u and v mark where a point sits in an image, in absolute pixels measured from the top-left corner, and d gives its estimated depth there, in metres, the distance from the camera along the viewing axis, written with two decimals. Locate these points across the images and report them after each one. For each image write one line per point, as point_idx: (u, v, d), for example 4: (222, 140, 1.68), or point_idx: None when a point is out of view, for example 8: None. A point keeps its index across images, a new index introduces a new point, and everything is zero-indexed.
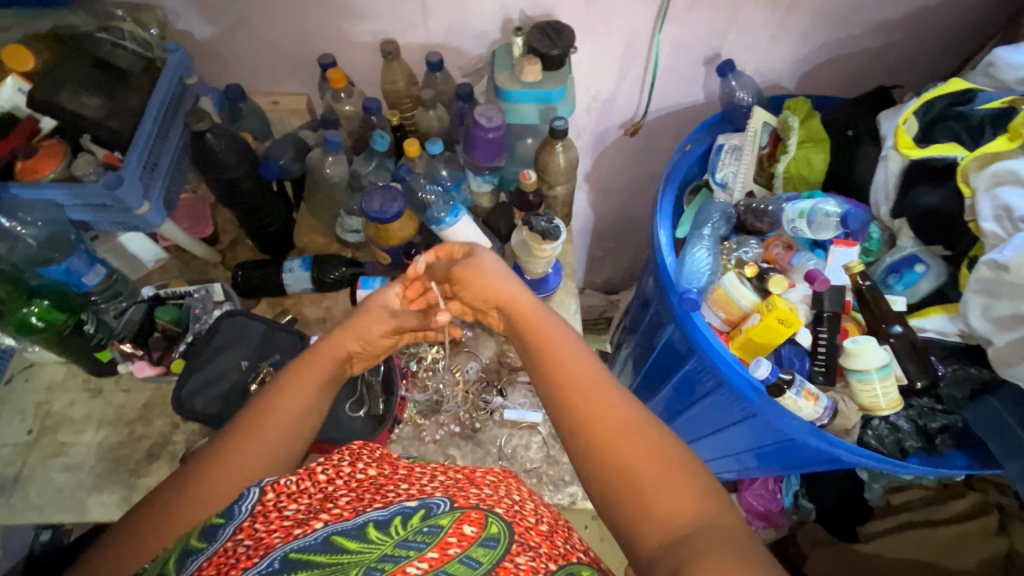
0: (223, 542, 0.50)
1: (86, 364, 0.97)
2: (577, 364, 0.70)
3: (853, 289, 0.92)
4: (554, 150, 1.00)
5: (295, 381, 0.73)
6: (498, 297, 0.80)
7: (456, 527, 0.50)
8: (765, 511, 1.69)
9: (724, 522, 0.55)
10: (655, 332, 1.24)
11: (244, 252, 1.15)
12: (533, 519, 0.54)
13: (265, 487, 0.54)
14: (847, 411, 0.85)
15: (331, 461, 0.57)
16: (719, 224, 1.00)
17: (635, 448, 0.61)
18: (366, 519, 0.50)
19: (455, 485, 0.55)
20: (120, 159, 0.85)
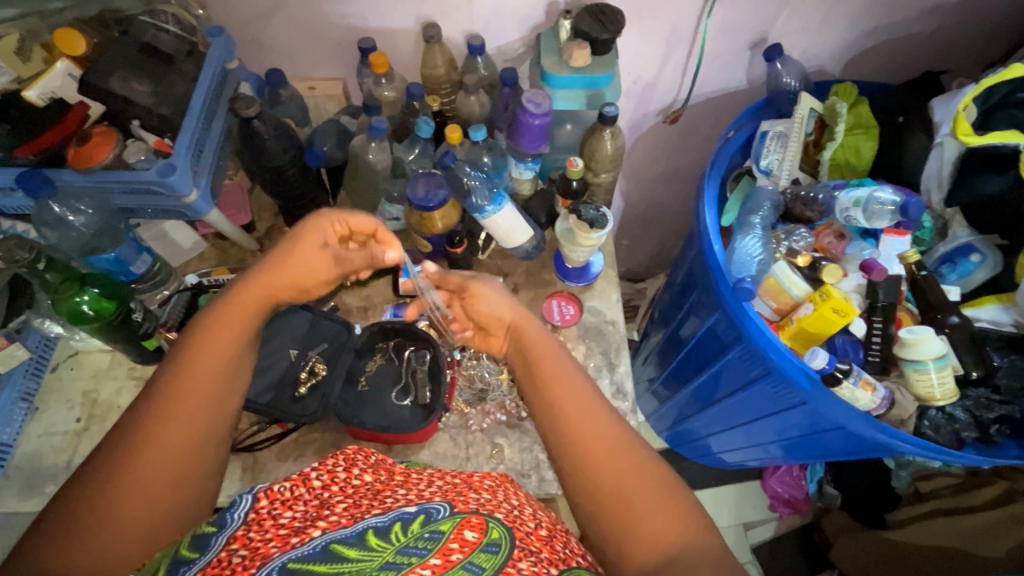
0: (217, 552, 0.51)
1: (133, 352, 0.96)
2: (574, 385, 0.73)
3: (908, 278, 0.92)
4: (603, 137, 0.98)
5: (210, 342, 0.69)
6: (511, 318, 0.81)
7: (457, 532, 0.52)
8: (789, 498, 1.71)
9: (705, 543, 0.62)
10: (691, 322, 1.22)
11: (282, 239, 1.14)
12: (532, 524, 0.57)
13: (259, 494, 0.57)
14: (905, 401, 0.84)
15: (324, 468, 0.61)
16: (768, 213, 0.98)
17: (628, 470, 0.66)
18: (366, 526, 0.52)
19: (453, 491, 0.59)
20: (170, 146, 0.83)
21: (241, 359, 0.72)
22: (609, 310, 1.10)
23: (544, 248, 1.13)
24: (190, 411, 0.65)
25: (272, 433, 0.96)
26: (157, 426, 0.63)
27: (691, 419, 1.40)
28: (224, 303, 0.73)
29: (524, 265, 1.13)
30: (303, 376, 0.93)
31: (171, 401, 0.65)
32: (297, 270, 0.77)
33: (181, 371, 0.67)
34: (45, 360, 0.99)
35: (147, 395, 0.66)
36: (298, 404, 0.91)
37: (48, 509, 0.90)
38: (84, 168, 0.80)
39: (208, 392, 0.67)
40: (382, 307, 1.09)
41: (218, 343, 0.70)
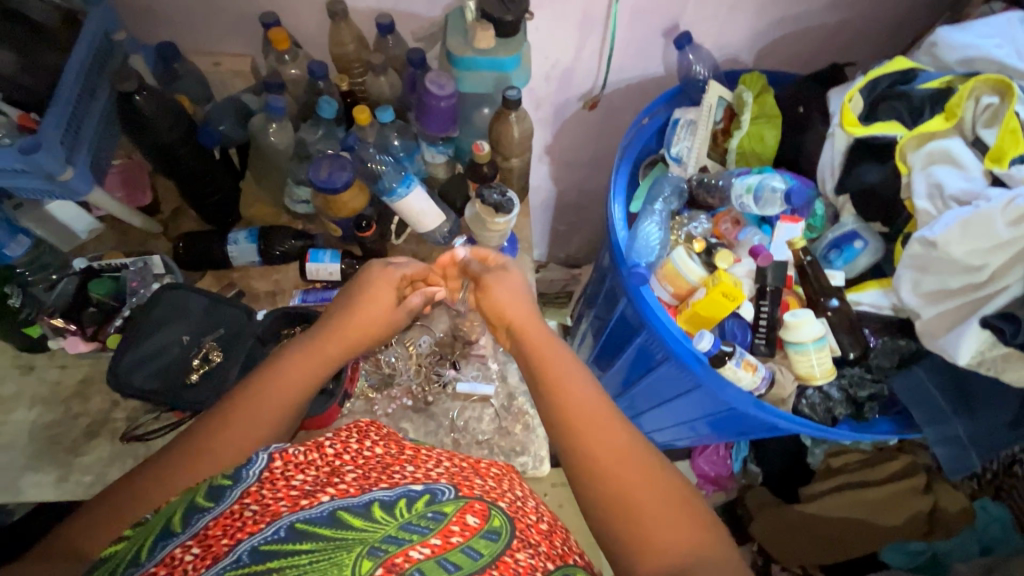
0: (228, 504, 0.52)
1: (12, 339, 0.92)
2: (581, 390, 0.73)
3: (796, 264, 0.95)
4: (509, 121, 0.97)
5: (283, 380, 0.75)
6: (510, 318, 0.83)
7: (459, 516, 0.53)
8: (716, 476, 1.79)
9: (714, 554, 0.61)
10: (609, 307, 1.27)
11: (187, 222, 1.10)
12: (534, 518, 0.60)
13: (273, 454, 0.57)
14: (785, 381, 0.88)
15: (338, 438, 0.63)
16: (671, 198, 1.02)
17: (643, 481, 0.65)
18: (371, 498, 0.53)
19: (459, 474, 0.61)
20: (36, 121, 0.78)
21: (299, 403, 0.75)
22: None
23: (459, 233, 1.12)
24: (229, 431, 0.70)
25: (165, 422, 0.92)
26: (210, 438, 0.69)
27: (615, 401, 1.44)
28: (306, 346, 0.78)
29: (440, 249, 1.12)
30: (195, 363, 0.88)
31: (233, 424, 0.70)
32: (364, 311, 0.82)
33: (252, 384, 0.74)
34: None
35: (213, 414, 0.72)
36: (190, 390, 0.87)
37: None
38: None
39: (252, 416, 0.71)
40: (291, 292, 1.07)
41: (289, 385, 0.75)
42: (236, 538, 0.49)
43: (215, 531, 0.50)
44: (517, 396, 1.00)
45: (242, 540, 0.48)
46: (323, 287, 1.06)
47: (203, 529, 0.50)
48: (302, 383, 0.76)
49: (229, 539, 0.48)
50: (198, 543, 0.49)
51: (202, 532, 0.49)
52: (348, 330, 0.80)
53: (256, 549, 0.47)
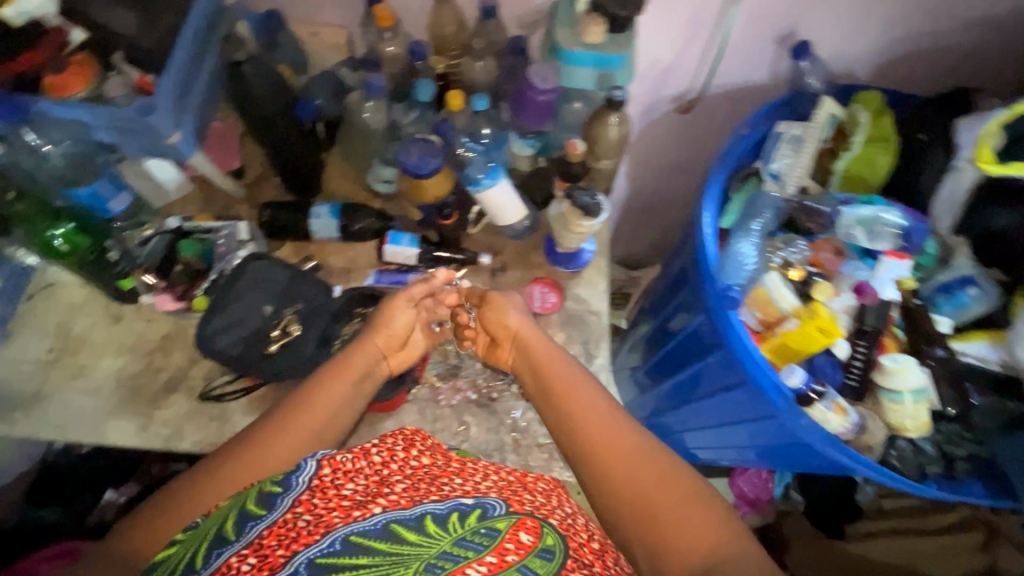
0: (282, 512, 0.56)
1: (107, 289, 0.95)
2: (588, 397, 0.78)
3: (902, 305, 0.89)
4: (608, 122, 0.93)
5: (321, 396, 0.78)
6: (516, 329, 0.88)
7: (512, 533, 0.55)
8: (754, 498, 1.71)
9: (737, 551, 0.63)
10: (679, 319, 1.20)
11: (269, 190, 1.11)
12: (586, 536, 0.60)
13: (322, 461, 0.60)
14: (874, 429, 0.84)
15: (385, 445, 0.64)
16: (769, 220, 0.97)
17: (654, 479, 0.69)
18: (423, 511, 0.56)
19: (509, 488, 0.62)
20: (153, 83, 0.79)
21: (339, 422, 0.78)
22: (594, 300, 1.08)
23: (536, 229, 1.10)
24: (280, 437, 0.73)
25: (239, 386, 0.94)
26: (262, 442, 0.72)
27: (666, 414, 1.39)
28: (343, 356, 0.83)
29: (515, 243, 1.11)
30: (275, 334, 0.90)
31: (275, 437, 0.73)
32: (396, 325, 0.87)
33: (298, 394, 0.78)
34: (19, 287, 0.98)
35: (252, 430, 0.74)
36: (267, 362, 0.90)
37: (14, 435, 0.91)
38: (59, 98, 0.76)
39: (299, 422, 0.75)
40: (365, 271, 1.07)
41: (329, 402, 0.78)
42: (294, 548, 0.53)
43: (271, 541, 0.54)
44: None
45: (300, 550, 0.52)
46: (396, 269, 1.06)
47: (260, 537, 0.55)
48: (342, 398, 0.80)
49: (287, 550, 0.53)
50: (255, 553, 0.54)
51: (257, 540, 0.55)
52: (374, 345, 0.86)
53: (314, 562, 0.51)
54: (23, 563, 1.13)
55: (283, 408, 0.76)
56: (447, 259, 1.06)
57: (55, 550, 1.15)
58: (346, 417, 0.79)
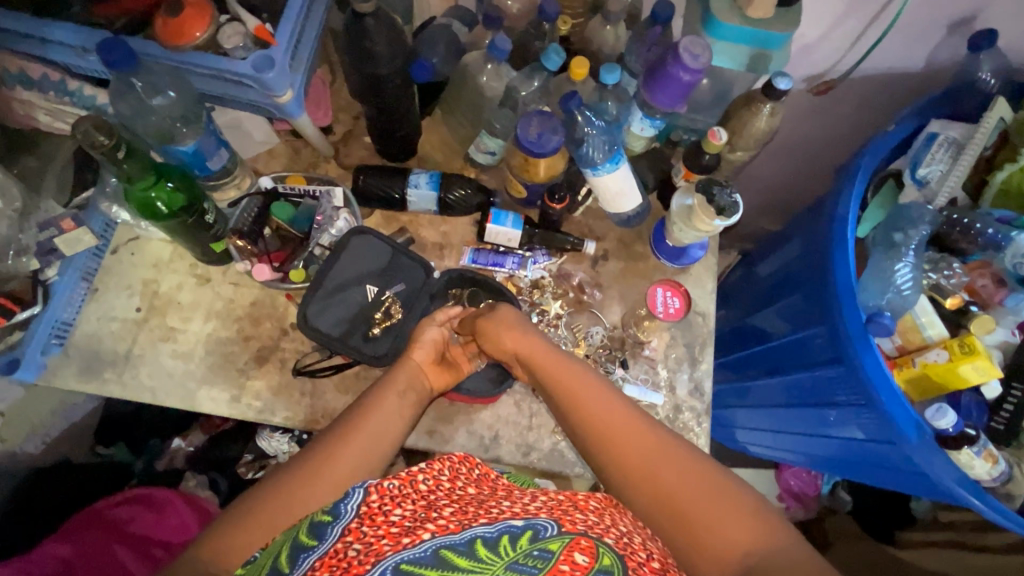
0: (333, 543, 0.49)
1: (197, 250, 0.90)
2: (600, 403, 0.69)
3: None
4: (760, 111, 0.85)
5: (376, 416, 0.71)
6: (515, 348, 0.79)
7: (567, 554, 0.48)
8: (800, 493, 1.63)
9: (787, 549, 0.57)
10: (777, 322, 1.12)
11: (359, 149, 1.03)
12: (645, 554, 0.53)
13: (370, 488, 0.52)
14: (1022, 478, 0.80)
15: (431, 470, 0.56)
16: (924, 235, 0.86)
17: (679, 480, 0.62)
18: (473, 535, 0.49)
19: (560, 508, 0.54)
20: (271, 35, 0.69)
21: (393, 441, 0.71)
22: (702, 300, 1.00)
23: (645, 217, 1.02)
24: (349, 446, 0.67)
25: (332, 363, 0.91)
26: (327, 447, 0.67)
27: (734, 409, 1.33)
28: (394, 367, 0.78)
29: (619, 231, 1.02)
30: (377, 316, 0.86)
31: (331, 455, 0.66)
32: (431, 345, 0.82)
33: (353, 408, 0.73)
34: (105, 240, 0.93)
35: (301, 452, 0.67)
36: (369, 344, 0.85)
37: (107, 395, 0.89)
38: (172, 46, 0.69)
39: (367, 428, 0.70)
40: (460, 248, 1.00)
41: (380, 420, 0.71)
42: None
43: (322, 574, 0.47)
44: (683, 411, 0.94)
45: None
46: (494, 250, 0.99)
47: (311, 569, 0.48)
48: (392, 412, 0.73)
49: None
50: None
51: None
52: (413, 361, 0.80)
53: None
54: (94, 505, 1.14)
55: (331, 431, 0.70)
56: (547, 242, 0.98)
57: (127, 496, 1.16)
58: (398, 431, 0.72)
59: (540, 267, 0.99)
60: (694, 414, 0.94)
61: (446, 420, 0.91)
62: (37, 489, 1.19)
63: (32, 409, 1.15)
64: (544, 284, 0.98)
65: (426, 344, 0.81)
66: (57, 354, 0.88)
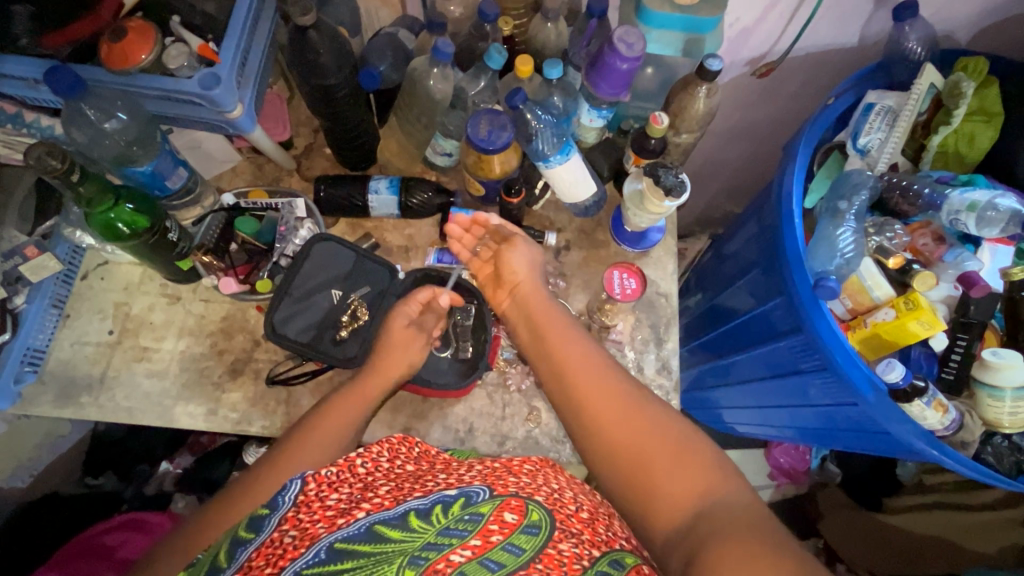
0: (270, 533, 0.53)
1: (165, 270, 0.92)
2: (581, 361, 0.72)
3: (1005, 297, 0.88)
4: (697, 93, 0.89)
5: (326, 421, 0.74)
6: (523, 282, 0.85)
7: (497, 514, 0.52)
8: (790, 470, 1.59)
9: (734, 497, 0.58)
10: (742, 298, 1.15)
11: (321, 161, 1.05)
12: (574, 506, 0.56)
13: (307, 478, 0.56)
14: (973, 425, 0.83)
15: (369, 454, 0.60)
16: (863, 199, 0.90)
17: (644, 431, 0.64)
18: (407, 508, 0.52)
19: (493, 474, 0.57)
20: (215, 52, 0.74)
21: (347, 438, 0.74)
22: (664, 281, 1.03)
23: (603, 205, 1.05)
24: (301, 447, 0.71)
25: (305, 369, 0.92)
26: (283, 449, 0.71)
27: (716, 390, 1.35)
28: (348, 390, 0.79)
29: (579, 221, 1.05)
30: (344, 320, 0.89)
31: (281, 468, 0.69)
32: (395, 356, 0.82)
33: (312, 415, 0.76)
34: (74, 267, 0.95)
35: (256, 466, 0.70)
36: (338, 347, 0.87)
37: (85, 418, 0.90)
38: (118, 69, 0.72)
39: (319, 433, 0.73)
40: (425, 249, 1.02)
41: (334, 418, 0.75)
42: (279, 566, 0.49)
43: (259, 561, 0.51)
44: (652, 389, 0.96)
45: (284, 569, 0.49)
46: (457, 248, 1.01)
47: (248, 561, 0.51)
48: (348, 418, 0.76)
49: (274, 568, 0.49)
50: None
51: (247, 566, 0.51)
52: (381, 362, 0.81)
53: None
54: (83, 534, 1.14)
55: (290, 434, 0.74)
56: None
57: (119, 521, 1.15)
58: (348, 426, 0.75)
59: None
60: (664, 392, 0.96)
61: (419, 417, 0.93)
62: (27, 523, 1.20)
63: (17, 442, 1.16)
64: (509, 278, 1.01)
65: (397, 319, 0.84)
66: (32, 382, 0.90)
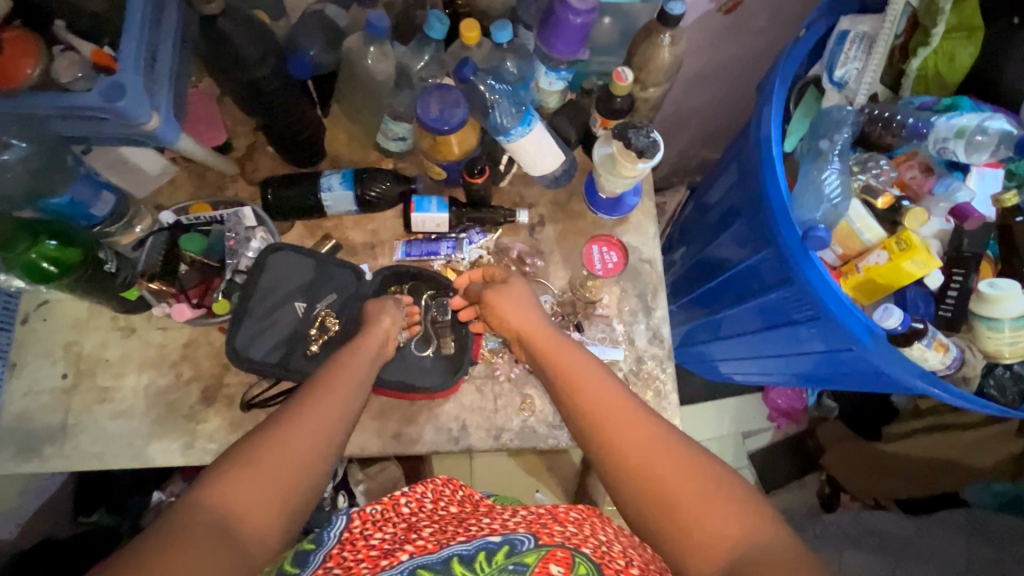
0: (314, 569, 0.59)
1: (112, 304, 0.85)
2: (598, 387, 0.65)
3: (999, 225, 0.85)
4: (661, 42, 0.84)
5: (345, 368, 0.69)
6: (519, 328, 0.76)
7: (542, 565, 0.53)
8: (789, 409, 1.59)
9: (773, 540, 0.54)
10: (729, 250, 1.11)
11: (265, 161, 0.96)
12: (622, 562, 0.56)
13: (352, 515, 0.64)
14: (974, 359, 0.82)
15: (413, 495, 0.68)
16: (845, 136, 0.85)
17: (670, 466, 0.58)
18: (450, 553, 0.56)
19: (539, 522, 0.60)
20: (112, 60, 0.64)
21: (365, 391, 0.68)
22: (647, 247, 0.98)
23: (574, 173, 0.99)
24: (325, 396, 0.64)
25: (280, 389, 0.87)
26: (312, 397, 0.63)
27: (710, 344, 1.33)
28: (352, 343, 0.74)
29: (551, 193, 0.99)
30: (314, 333, 0.83)
31: (314, 404, 0.62)
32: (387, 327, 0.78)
33: (322, 371, 0.68)
34: (10, 312, 0.88)
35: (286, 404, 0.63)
36: (311, 363, 0.82)
37: (52, 472, 0.84)
38: (5, 92, 0.62)
39: (342, 383, 0.66)
40: (391, 244, 0.96)
41: (352, 371, 0.69)
42: None
43: None
44: (646, 360, 0.93)
45: None
46: (426, 238, 0.95)
47: None
48: (364, 371, 0.70)
49: None
50: None
51: None
52: (380, 329, 0.77)
53: None
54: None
55: (310, 382, 0.66)
56: (479, 219, 0.95)
57: None
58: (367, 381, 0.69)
59: (477, 245, 0.95)
60: (657, 361, 0.93)
61: (409, 421, 0.89)
62: None
63: None
64: (484, 263, 0.95)
65: (389, 308, 0.79)
66: None
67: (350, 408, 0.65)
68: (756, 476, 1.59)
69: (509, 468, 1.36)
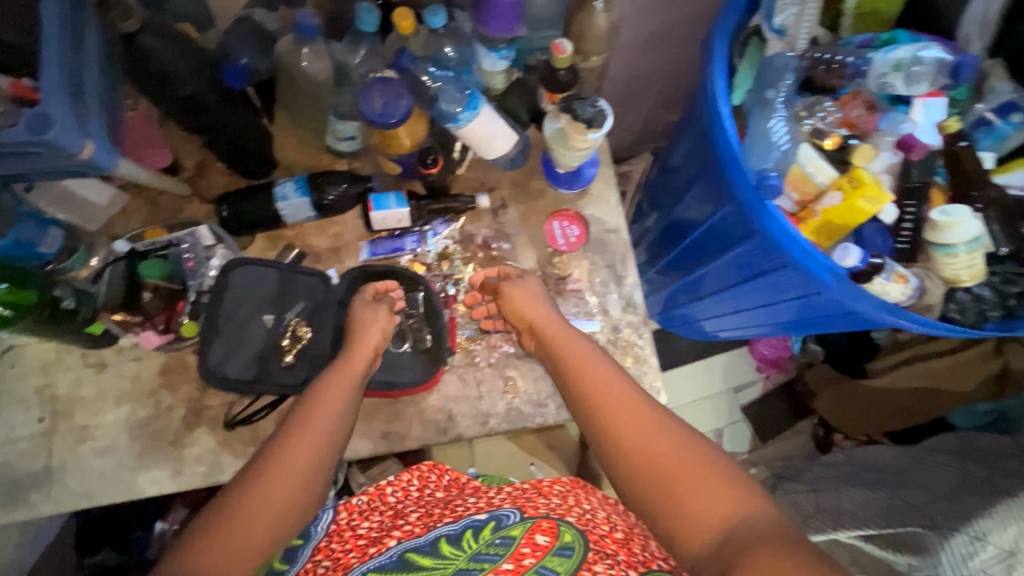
0: (306, 561, 0.64)
1: (77, 340, 0.84)
2: (599, 371, 0.67)
3: (947, 151, 0.87)
4: (594, 8, 0.86)
5: (318, 406, 0.69)
6: (531, 320, 0.78)
7: (528, 537, 0.56)
8: (776, 358, 1.62)
9: (764, 513, 0.54)
10: (695, 210, 1.11)
11: (216, 178, 0.95)
12: (607, 527, 0.60)
13: (338, 508, 0.69)
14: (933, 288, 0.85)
15: (400, 484, 0.71)
16: (787, 82, 0.86)
17: (664, 446, 0.59)
18: (437, 535, 0.59)
19: (524, 498, 0.63)
20: (31, 88, 0.66)
21: (339, 433, 0.69)
22: (610, 217, 0.98)
23: (529, 152, 0.98)
24: (295, 448, 0.65)
25: (263, 403, 0.86)
26: (283, 449, 0.64)
27: (691, 305, 1.34)
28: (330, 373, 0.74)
29: (510, 174, 0.99)
30: (286, 344, 0.83)
31: (281, 456, 0.63)
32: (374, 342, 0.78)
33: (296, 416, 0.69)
34: None
35: (255, 461, 0.64)
36: (288, 373, 0.82)
37: (42, 516, 0.84)
38: None
39: (313, 427, 0.67)
40: (354, 245, 0.95)
41: (324, 411, 0.69)
42: None
43: None
44: (622, 328, 0.94)
45: None
46: (390, 235, 0.94)
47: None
48: (340, 404, 0.70)
49: None
50: None
51: None
52: (369, 346, 0.77)
53: None
54: None
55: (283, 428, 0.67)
56: (440, 210, 0.94)
57: None
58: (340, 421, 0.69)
59: (442, 236, 0.95)
60: (634, 328, 0.94)
61: (396, 418, 0.89)
62: None
63: None
64: (451, 253, 0.95)
65: (376, 318, 0.79)
66: None
67: (322, 457, 0.65)
68: (750, 428, 1.62)
69: (507, 451, 1.36)
